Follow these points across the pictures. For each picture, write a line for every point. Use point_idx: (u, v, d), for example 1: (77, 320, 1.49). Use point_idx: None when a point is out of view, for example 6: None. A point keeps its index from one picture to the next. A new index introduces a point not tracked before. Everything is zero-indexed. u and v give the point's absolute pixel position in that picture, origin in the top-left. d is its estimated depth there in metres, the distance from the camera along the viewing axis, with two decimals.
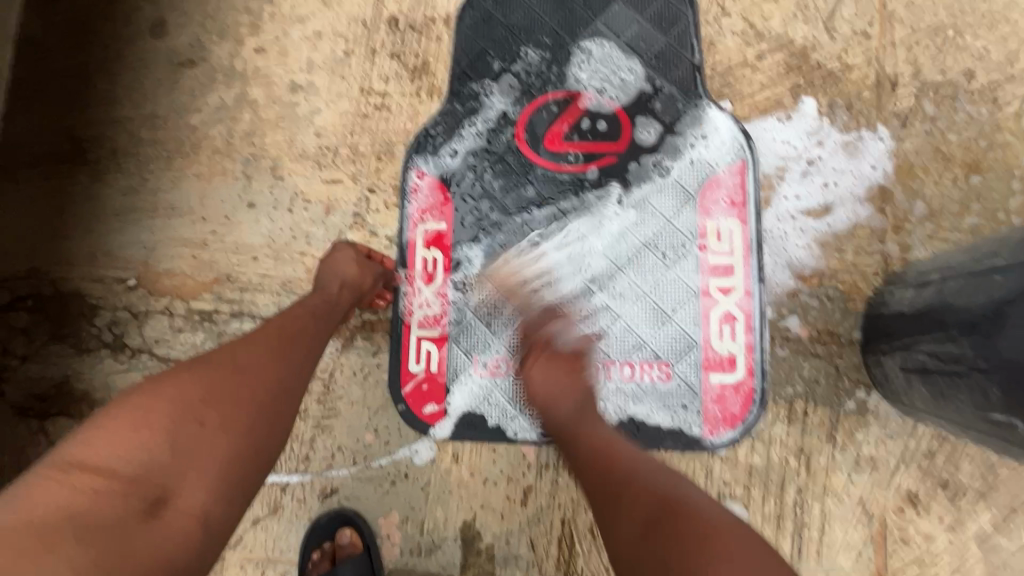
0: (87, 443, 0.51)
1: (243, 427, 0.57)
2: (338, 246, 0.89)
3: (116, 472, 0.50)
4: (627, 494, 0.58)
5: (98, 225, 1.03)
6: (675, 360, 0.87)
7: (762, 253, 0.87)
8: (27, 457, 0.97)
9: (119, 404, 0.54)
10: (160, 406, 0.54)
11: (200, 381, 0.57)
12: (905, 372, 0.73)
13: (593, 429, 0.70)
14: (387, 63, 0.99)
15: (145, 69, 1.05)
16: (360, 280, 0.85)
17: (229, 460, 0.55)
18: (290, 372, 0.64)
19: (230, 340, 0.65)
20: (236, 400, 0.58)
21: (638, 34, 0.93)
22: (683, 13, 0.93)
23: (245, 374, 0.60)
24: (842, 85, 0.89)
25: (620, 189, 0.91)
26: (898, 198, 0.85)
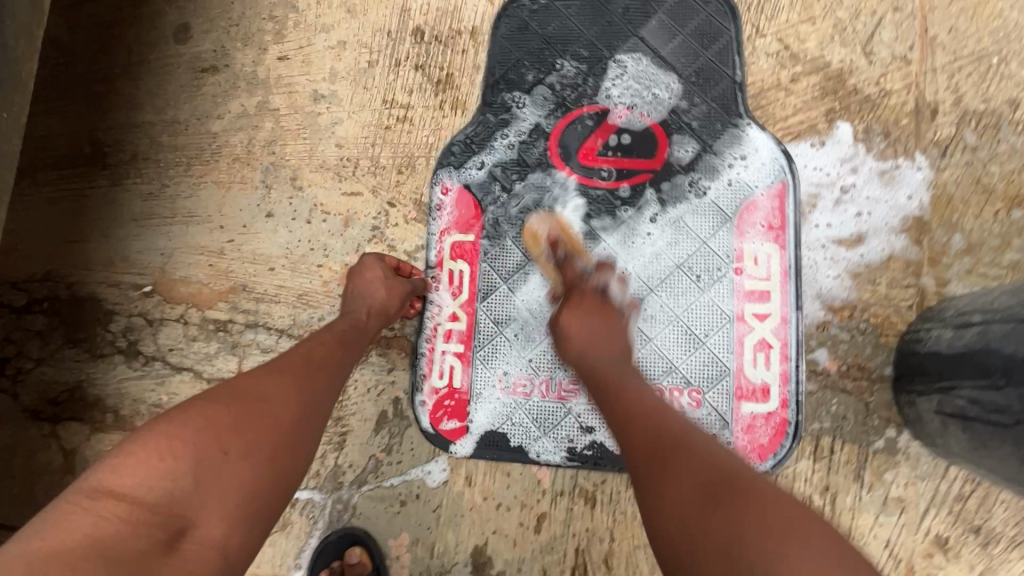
0: (114, 469, 0.50)
1: (267, 456, 0.56)
2: (367, 260, 0.87)
3: (143, 501, 0.49)
4: (681, 464, 0.54)
5: (116, 230, 1.02)
6: (707, 387, 0.84)
7: (801, 280, 0.84)
8: (38, 461, 0.97)
9: (146, 429, 0.53)
10: (187, 433, 0.53)
11: (226, 409, 0.56)
12: (941, 415, 0.70)
13: (637, 394, 0.67)
14: (411, 75, 0.98)
15: (168, 74, 1.04)
16: (389, 304, 0.83)
17: (250, 492, 0.54)
18: (313, 401, 0.63)
19: (257, 367, 0.64)
20: (260, 429, 0.56)
21: (678, 49, 0.91)
22: (726, 29, 0.90)
23: (269, 403, 0.59)
24: (879, 111, 0.86)
25: (654, 207, 0.88)
26: (935, 230, 0.83)
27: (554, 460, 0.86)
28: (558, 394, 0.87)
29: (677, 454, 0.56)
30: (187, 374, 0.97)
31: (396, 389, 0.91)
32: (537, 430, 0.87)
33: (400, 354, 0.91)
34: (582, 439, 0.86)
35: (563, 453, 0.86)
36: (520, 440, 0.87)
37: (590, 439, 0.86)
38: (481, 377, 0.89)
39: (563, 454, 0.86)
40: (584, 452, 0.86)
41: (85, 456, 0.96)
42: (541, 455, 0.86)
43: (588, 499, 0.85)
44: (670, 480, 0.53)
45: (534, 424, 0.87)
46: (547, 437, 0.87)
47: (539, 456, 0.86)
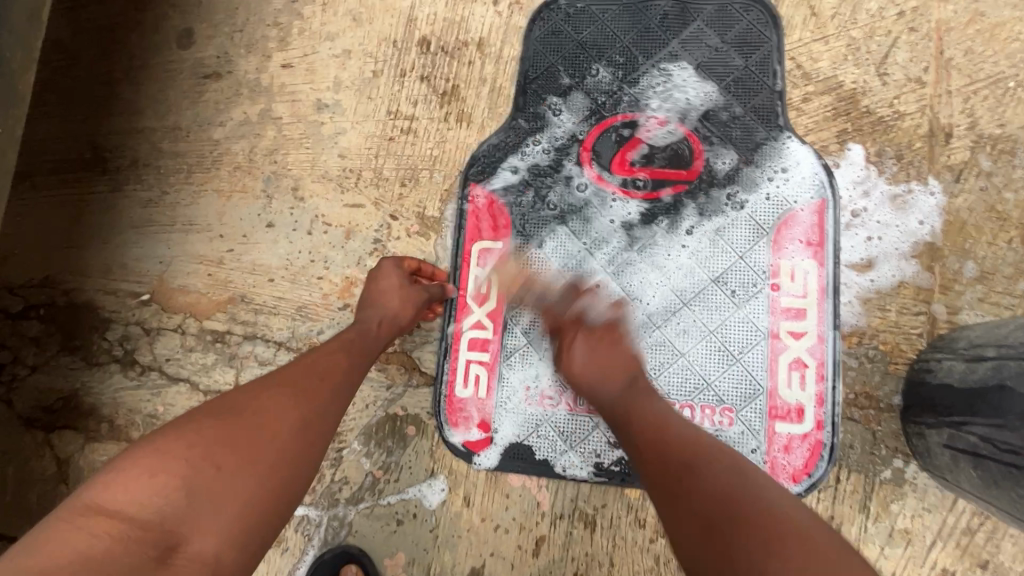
0: (107, 486, 0.49)
1: (265, 469, 0.54)
2: (385, 264, 0.85)
3: (133, 518, 0.48)
4: (690, 485, 0.53)
5: (115, 236, 1.01)
6: (740, 405, 0.82)
7: (839, 298, 0.82)
8: (30, 469, 0.95)
9: (142, 444, 0.52)
10: (181, 447, 0.52)
11: (222, 423, 0.55)
12: (950, 450, 0.69)
13: (645, 411, 0.64)
14: (416, 86, 0.96)
15: (170, 80, 1.03)
16: (399, 313, 0.81)
17: (247, 507, 0.52)
18: (319, 409, 0.61)
19: (262, 380, 0.62)
20: (256, 443, 0.54)
21: (718, 57, 0.89)
22: (767, 38, 0.88)
23: (268, 417, 0.57)
24: (892, 133, 0.84)
25: (691, 220, 0.86)
26: (947, 256, 0.81)
27: (581, 475, 0.85)
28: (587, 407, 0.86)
29: (687, 472, 0.54)
30: (184, 385, 0.96)
31: (396, 405, 0.89)
32: (562, 443, 0.86)
33: (401, 370, 0.90)
34: (609, 454, 0.85)
35: (589, 468, 0.85)
36: (545, 454, 0.86)
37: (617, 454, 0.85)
38: (507, 388, 0.88)
39: (589, 469, 0.85)
40: (612, 467, 0.84)
41: (79, 466, 0.95)
42: (566, 470, 0.85)
43: (588, 523, 0.84)
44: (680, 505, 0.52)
45: (560, 437, 0.86)
46: (572, 451, 0.85)
47: (564, 471, 0.85)
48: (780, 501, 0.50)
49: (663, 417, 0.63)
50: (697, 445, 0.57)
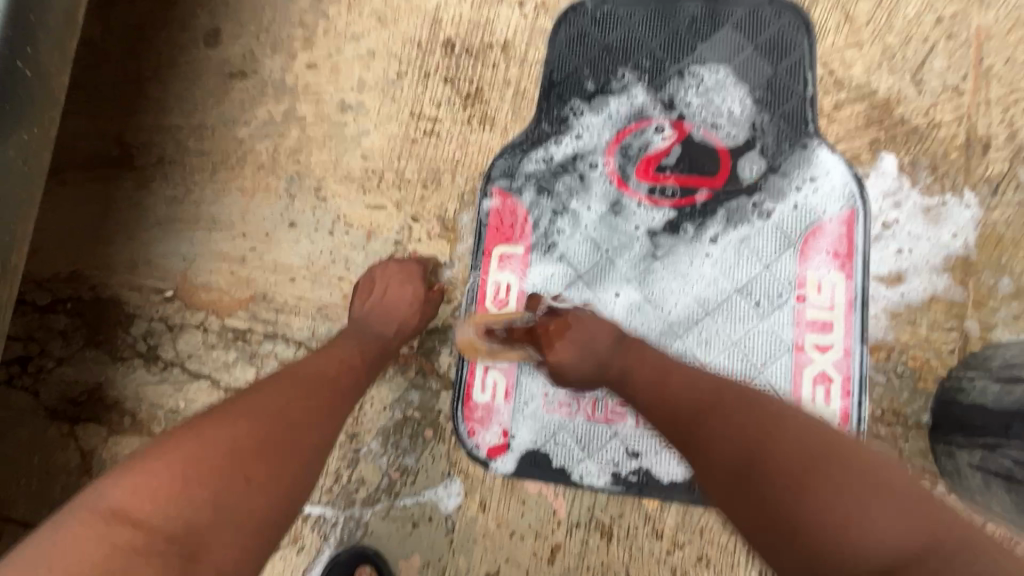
0: (133, 492, 0.48)
1: (286, 480, 0.54)
2: (409, 266, 0.88)
3: (157, 528, 0.47)
4: (706, 430, 0.57)
5: (140, 233, 1.02)
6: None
7: (867, 311, 0.80)
8: (55, 460, 0.97)
9: (167, 446, 0.51)
10: (211, 453, 0.51)
11: (252, 428, 0.55)
12: (982, 472, 0.67)
13: (646, 363, 0.69)
14: (440, 88, 0.96)
15: (197, 78, 1.04)
16: (407, 321, 0.83)
17: (265, 517, 0.52)
18: (333, 423, 0.62)
19: (282, 384, 0.62)
20: (281, 455, 0.55)
21: (748, 62, 0.87)
22: (799, 43, 0.86)
23: (292, 429, 0.57)
24: (927, 143, 0.82)
25: (715, 228, 0.85)
26: (982, 270, 0.79)
27: (597, 484, 0.84)
28: (605, 415, 0.85)
29: (701, 419, 0.58)
30: (205, 382, 0.97)
31: (413, 408, 0.89)
32: (580, 451, 0.85)
33: (418, 372, 0.90)
34: (627, 463, 0.84)
35: (607, 477, 0.84)
36: (562, 461, 0.85)
37: (636, 464, 0.84)
38: (525, 392, 0.87)
39: (606, 478, 0.84)
40: (630, 477, 0.84)
41: (102, 459, 0.96)
42: (583, 478, 0.84)
43: (605, 532, 0.83)
44: (703, 452, 0.56)
45: (577, 445, 0.85)
46: (590, 460, 0.85)
47: (581, 479, 0.84)
48: (794, 418, 0.54)
49: (663, 369, 0.67)
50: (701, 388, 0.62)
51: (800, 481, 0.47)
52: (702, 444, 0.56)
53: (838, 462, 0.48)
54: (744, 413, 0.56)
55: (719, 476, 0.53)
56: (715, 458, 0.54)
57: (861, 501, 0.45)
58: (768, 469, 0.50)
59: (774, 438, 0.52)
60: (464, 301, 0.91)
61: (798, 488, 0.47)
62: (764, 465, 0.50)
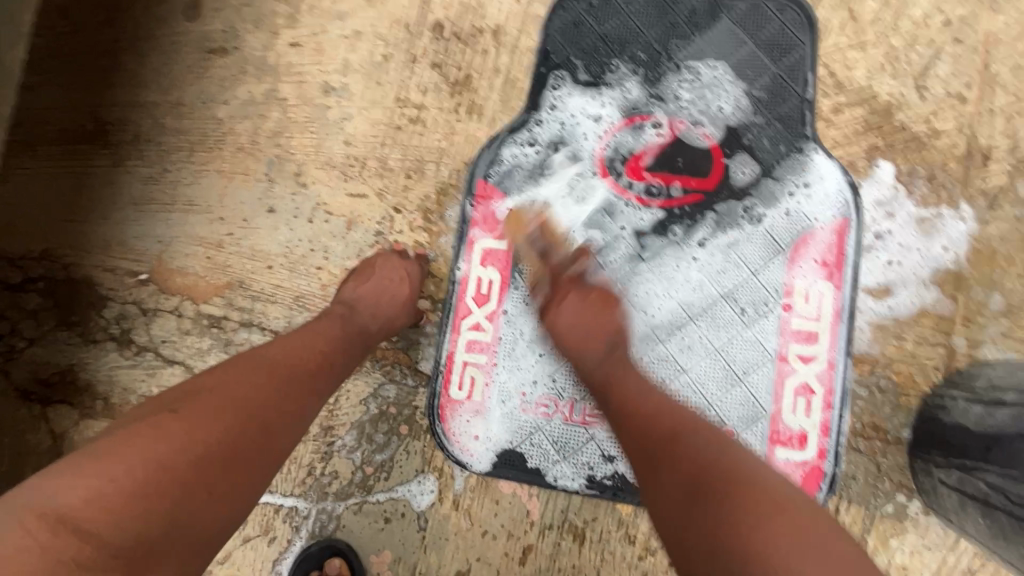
0: (87, 497, 0.45)
1: (238, 494, 0.52)
2: (408, 266, 0.85)
3: (105, 542, 0.44)
4: (676, 453, 0.55)
5: (115, 212, 0.99)
6: (741, 427, 0.79)
7: (852, 323, 0.78)
8: (25, 441, 0.95)
9: (131, 445, 0.49)
10: (175, 463, 0.49)
11: (223, 435, 0.52)
12: (958, 493, 0.67)
13: (631, 377, 0.68)
14: (427, 73, 0.92)
15: (175, 53, 0.99)
16: (393, 319, 0.81)
17: (216, 531, 0.51)
18: (299, 432, 0.60)
19: (251, 381, 0.58)
20: (243, 470, 0.53)
21: (748, 58, 0.83)
22: (801, 41, 0.83)
23: (260, 441, 0.55)
24: (925, 152, 0.80)
25: (705, 230, 0.82)
26: (974, 286, 0.77)
27: (571, 487, 0.83)
28: (582, 418, 0.84)
29: (674, 439, 0.56)
30: (178, 368, 0.95)
31: (389, 403, 0.88)
32: (556, 453, 0.84)
33: (396, 366, 0.88)
34: (602, 468, 0.83)
35: (581, 480, 0.83)
36: (537, 462, 0.84)
37: (611, 469, 0.83)
38: (502, 391, 0.85)
39: (581, 481, 0.83)
40: (604, 481, 0.83)
41: (73, 442, 0.95)
42: (558, 480, 0.83)
43: (577, 535, 0.83)
44: (665, 473, 0.54)
45: (553, 447, 0.84)
46: (565, 462, 0.84)
47: (556, 481, 0.83)
48: (760, 467, 0.53)
49: (648, 386, 0.66)
50: (679, 413, 0.61)
51: (749, 518, 0.46)
52: (666, 468, 0.54)
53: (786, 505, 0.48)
54: (712, 443, 0.55)
55: (673, 500, 0.52)
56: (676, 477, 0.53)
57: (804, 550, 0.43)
58: (723, 494, 0.49)
59: (732, 469, 0.52)
60: (443, 297, 0.88)
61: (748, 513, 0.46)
62: (718, 494, 0.49)
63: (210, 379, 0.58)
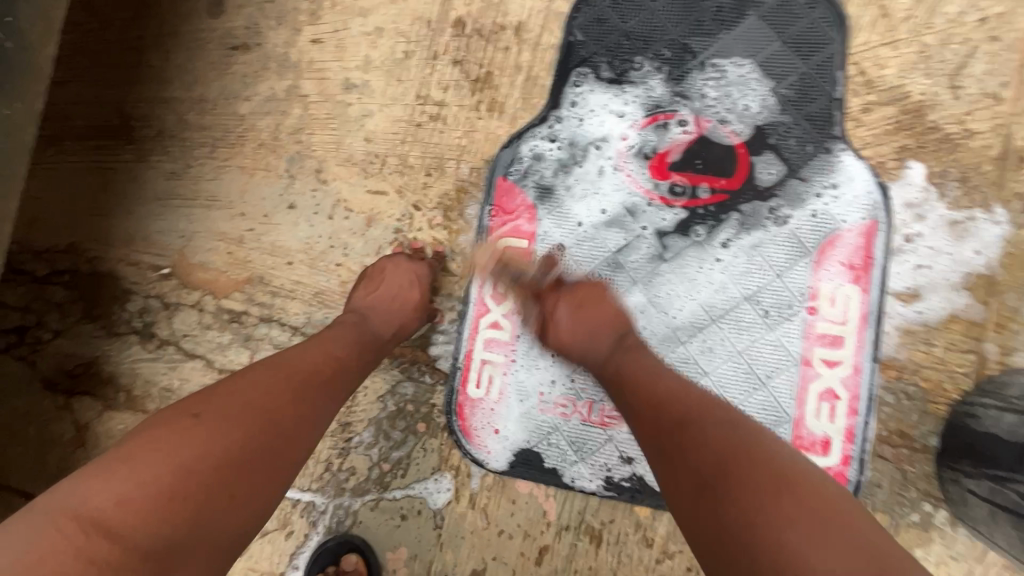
0: (117, 501, 0.46)
1: (258, 497, 0.53)
2: (419, 270, 0.84)
3: (136, 544, 0.45)
4: (685, 440, 0.54)
5: (139, 207, 1.00)
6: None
7: (879, 328, 0.77)
8: (51, 431, 0.97)
9: (155, 450, 0.50)
10: (200, 467, 0.50)
11: (244, 439, 0.53)
12: (989, 504, 0.65)
13: (642, 366, 0.66)
14: (448, 70, 0.92)
15: (199, 50, 1.00)
16: (405, 324, 0.81)
17: (239, 534, 0.51)
18: (316, 436, 0.61)
19: (268, 386, 0.59)
20: (263, 473, 0.54)
21: (776, 56, 0.82)
22: (831, 39, 0.81)
23: (279, 446, 0.55)
24: (959, 153, 0.77)
25: (729, 231, 0.81)
26: (1007, 292, 0.75)
27: (589, 488, 0.83)
28: (601, 419, 0.83)
29: (681, 427, 0.55)
30: (199, 362, 0.96)
31: (406, 400, 0.88)
32: (573, 454, 0.83)
33: (414, 364, 0.88)
34: (621, 469, 0.82)
35: (599, 481, 0.82)
36: (555, 462, 0.83)
37: (630, 470, 0.82)
38: (520, 390, 0.85)
39: (598, 482, 0.82)
40: (622, 482, 0.82)
41: (96, 433, 0.96)
42: (575, 480, 0.83)
43: (594, 537, 0.82)
44: (680, 459, 0.53)
45: (571, 448, 0.83)
46: (583, 463, 0.83)
47: (573, 481, 0.83)
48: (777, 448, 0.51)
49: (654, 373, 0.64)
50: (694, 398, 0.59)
51: (765, 509, 0.45)
52: (679, 455, 0.53)
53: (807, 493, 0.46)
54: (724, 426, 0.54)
55: (688, 486, 0.51)
56: (693, 462, 0.52)
57: (826, 538, 0.42)
58: (740, 483, 0.48)
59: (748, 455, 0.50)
60: (463, 294, 0.88)
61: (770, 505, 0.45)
62: (733, 484, 0.48)
63: (229, 384, 0.58)
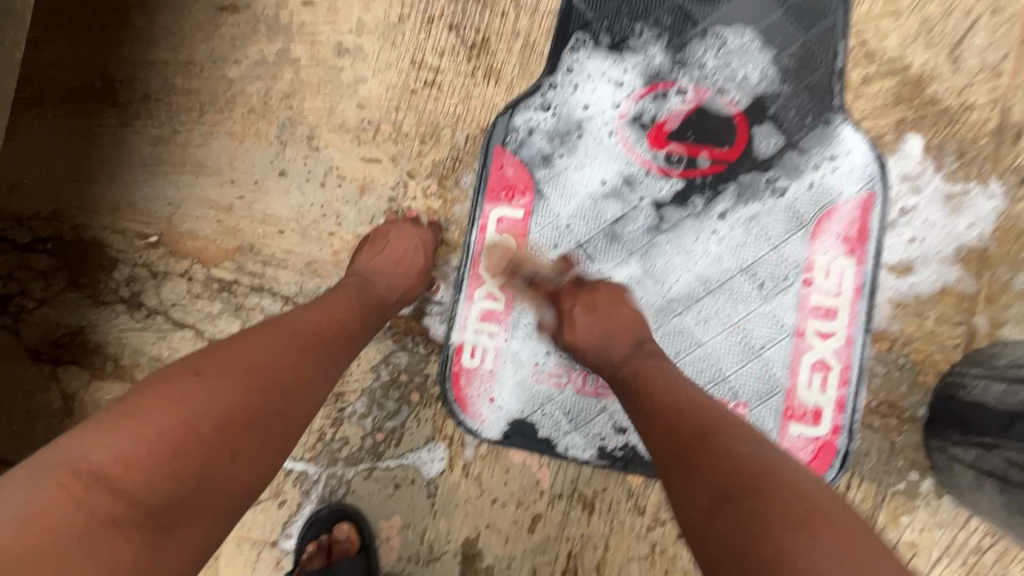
0: (117, 456, 0.46)
1: (263, 457, 0.53)
2: (423, 236, 0.84)
3: (138, 499, 0.45)
4: (701, 453, 0.53)
5: (124, 173, 0.98)
6: (755, 402, 0.79)
7: (873, 300, 0.77)
8: (37, 401, 0.96)
9: (155, 408, 0.49)
10: (202, 425, 0.49)
11: (246, 399, 0.52)
12: (975, 471, 0.66)
13: (656, 371, 0.65)
14: (444, 35, 0.89)
15: (185, 10, 0.97)
16: (409, 289, 0.80)
17: (243, 492, 0.51)
18: (320, 399, 0.60)
19: (268, 349, 0.58)
20: (266, 433, 0.53)
21: (777, 25, 0.81)
22: (833, 7, 0.80)
23: (284, 405, 0.55)
24: (957, 127, 0.77)
25: (726, 202, 0.81)
26: (998, 265, 0.76)
27: (582, 457, 0.83)
28: (595, 389, 0.83)
29: (702, 437, 0.54)
30: (188, 332, 0.95)
31: (400, 370, 0.87)
32: (568, 424, 0.83)
33: (407, 334, 0.87)
34: (614, 439, 0.83)
35: (592, 451, 0.83)
36: (548, 432, 0.84)
37: (623, 440, 0.83)
38: (515, 359, 0.85)
39: (591, 451, 0.83)
40: (615, 452, 0.83)
41: (84, 403, 0.95)
42: (568, 450, 0.83)
43: (586, 505, 0.83)
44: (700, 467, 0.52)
45: (565, 417, 0.84)
46: (577, 433, 0.83)
47: (566, 451, 0.83)
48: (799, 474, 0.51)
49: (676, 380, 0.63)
50: (713, 411, 0.58)
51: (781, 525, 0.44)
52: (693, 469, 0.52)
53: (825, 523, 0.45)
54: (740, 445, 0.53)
55: (703, 495, 0.50)
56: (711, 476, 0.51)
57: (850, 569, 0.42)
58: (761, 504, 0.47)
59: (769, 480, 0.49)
60: (457, 264, 0.87)
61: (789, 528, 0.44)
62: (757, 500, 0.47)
63: (232, 344, 0.57)
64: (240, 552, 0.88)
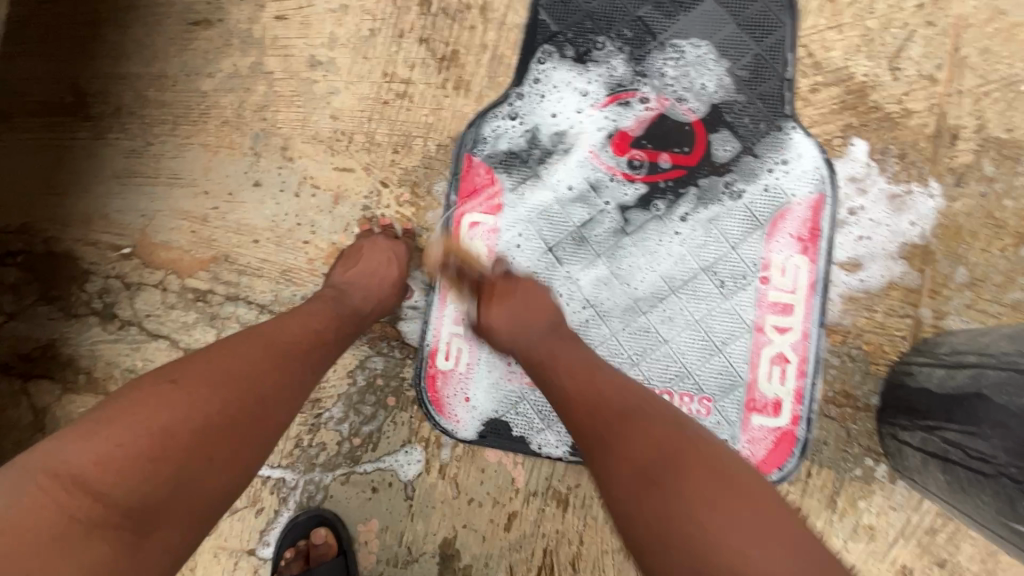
0: (95, 461, 0.47)
1: (240, 461, 0.54)
2: (397, 247, 0.85)
3: (115, 502, 0.46)
4: (621, 431, 0.55)
5: (96, 185, 0.98)
6: (719, 395, 0.82)
7: (826, 295, 0.81)
8: (6, 417, 0.94)
9: (133, 414, 0.50)
10: (179, 430, 0.50)
11: (222, 406, 0.53)
12: (922, 453, 0.70)
13: (575, 356, 0.67)
14: (414, 48, 0.92)
15: (158, 25, 0.98)
16: (384, 300, 0.81)
17: (220, 495, 0.52)
18: (298, 404, 0.61)
19: (244, 358, 0.59)
20: (244, 438, 0.54)
21: (731, 37, 0.85)
22: (782, 21, 0.85)
23: (260, 411, 0.56)
24: (897, 131, 0.83)
25: (688, 205, 0.84)
26: (940, 260, 0.81)
27: (555, 454, 0.85)
28: None
29: (620, 419, 0.57)
30: (163, 342, 0.95)
31: (377, 374, 0.89)
32: (540, 422, 0.86)
33: (383, 339, 0.89)
34: None
35: (565, 448, 0.85)
36: (522, 430, 0.86)
37: None
38: (488, 359, 0.87)
39: (564, 448, 0.85)
40: None
41: (55, 417, 0.94)
42: (542, 447, 0.85)
43: (561, 501, 0.85)
44: (619, 451, 0.54)
45: (538, 416, 0.86)
46: (549, 430, 0.86)
47: (540, 448, 0.85)
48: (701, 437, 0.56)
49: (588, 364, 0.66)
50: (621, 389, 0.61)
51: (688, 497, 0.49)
52: (610, 455, 0.55)
53: (729, 486, 0.50)
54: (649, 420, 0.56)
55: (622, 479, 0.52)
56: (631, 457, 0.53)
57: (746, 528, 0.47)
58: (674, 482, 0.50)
59: (677, 454, 0.52)
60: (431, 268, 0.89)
61: (697, 505, 0.48)
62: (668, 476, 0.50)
63: (209, 353, 0.58)
64: (217, 562, 0.88)
